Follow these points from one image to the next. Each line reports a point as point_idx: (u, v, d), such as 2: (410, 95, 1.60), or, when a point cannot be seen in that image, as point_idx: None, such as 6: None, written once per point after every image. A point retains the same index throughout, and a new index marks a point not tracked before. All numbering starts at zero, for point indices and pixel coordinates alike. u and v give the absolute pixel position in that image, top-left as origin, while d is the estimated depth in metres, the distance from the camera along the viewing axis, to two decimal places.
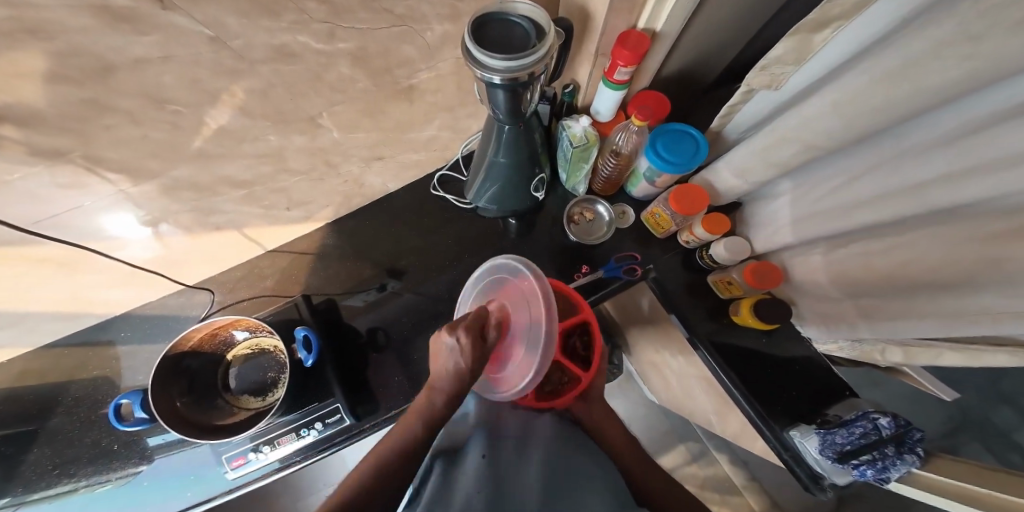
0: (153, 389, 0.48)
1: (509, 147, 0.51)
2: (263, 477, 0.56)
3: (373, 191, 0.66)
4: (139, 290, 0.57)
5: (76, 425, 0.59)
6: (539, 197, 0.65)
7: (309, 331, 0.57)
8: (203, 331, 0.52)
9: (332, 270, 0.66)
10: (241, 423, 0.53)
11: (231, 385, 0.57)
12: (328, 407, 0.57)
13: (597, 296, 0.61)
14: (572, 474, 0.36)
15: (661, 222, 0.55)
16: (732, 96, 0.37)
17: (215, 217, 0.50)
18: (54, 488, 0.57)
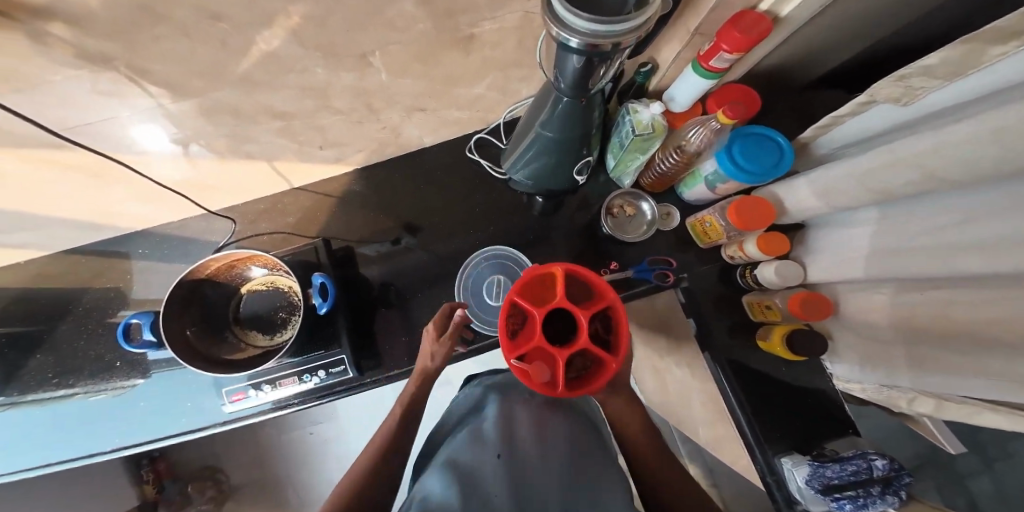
0: (167, 312, 0.47)
1: (564, 120, 0.47)
2: (258, 414, 0.56)
3: (408, 142, 0.62)
4: (163, 209, 0.56)
5: (82, 336, 0.59)
6: (580, 181, 0.61)
7: (327, 278, 0.54)
8: (221, 262, 0.51)
9: (353, 217, 0.64)
10: (250, 360, 0.52)
11: (241, 319, 0.56)
12: (333, 356, 0.55)
13: (622, 295, 0.59)
14: (587, 488, 0.38)
15: (711, 231, 0.52)
16: (845, 105, 0.33)
17: (248, 147, 0.47)
18: (49, 392, 0.58)
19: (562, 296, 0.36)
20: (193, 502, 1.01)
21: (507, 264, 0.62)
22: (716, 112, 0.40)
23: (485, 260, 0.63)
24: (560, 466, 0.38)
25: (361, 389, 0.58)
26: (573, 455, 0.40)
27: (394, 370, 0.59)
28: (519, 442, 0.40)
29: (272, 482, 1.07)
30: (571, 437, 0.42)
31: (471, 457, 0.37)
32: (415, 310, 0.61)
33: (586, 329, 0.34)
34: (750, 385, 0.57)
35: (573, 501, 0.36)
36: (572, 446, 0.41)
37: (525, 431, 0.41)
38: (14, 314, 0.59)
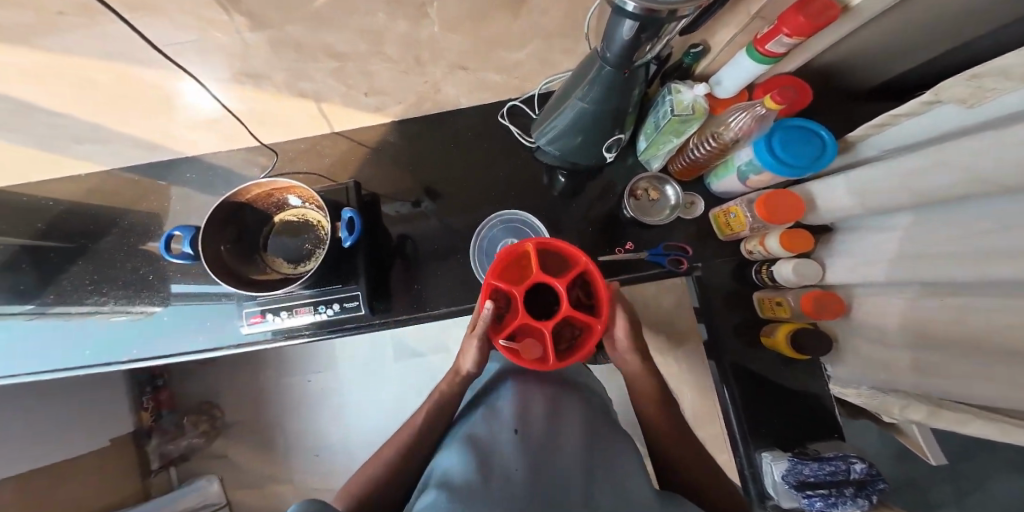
0: (208, 225, 0.48)
1: (603, 92, 0.47)
2: (266, 342, 0.59)
3: (445, 100, 0.63)
4: (212, 139, 0.59)
5: (122, 249, 0.62)
6: (608, 158, 0.62)
7: (355, 213, 0.53)
8: (262, 188, 0.52)
9: (384, 168, 0.66)
10: (274, 282, 0.54)
11: (269, 244, 0.58)
12: (349, 291, 0.57)
13: (634, 275, 0.61)
14: (601, 465, 0.41)
15: (734, 223, 0.53)
16: (904, 103, 0.30)
17: (300, 86, 0.49)
18: (82, 304, 0.61)
19: (537, 274, 0.43)
20: (187, 433, 1.09)
21: (523, 229, 0.65)
22: (763, 98, 0.40)
23: (502, 222, 0.65)
24: (574, 445, 0.42)
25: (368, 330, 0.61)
26: (588, 434, 0.45)
27: (402, 316, 0.62)
28: (534, 423, 0.44)
29: (261, 425, 1.11)
30: (584, 425, 0.46)
31: (490, 438, 0.42)
32: (429, 266, 0.63)
33: (565, 297, 0.42)
34: (745, 383, 0.60)
35: (592, 472, 0.39)
36: (585, 431, 0.45)
37: (539, 411, 0.45)
38: (59, 226, 0.63)
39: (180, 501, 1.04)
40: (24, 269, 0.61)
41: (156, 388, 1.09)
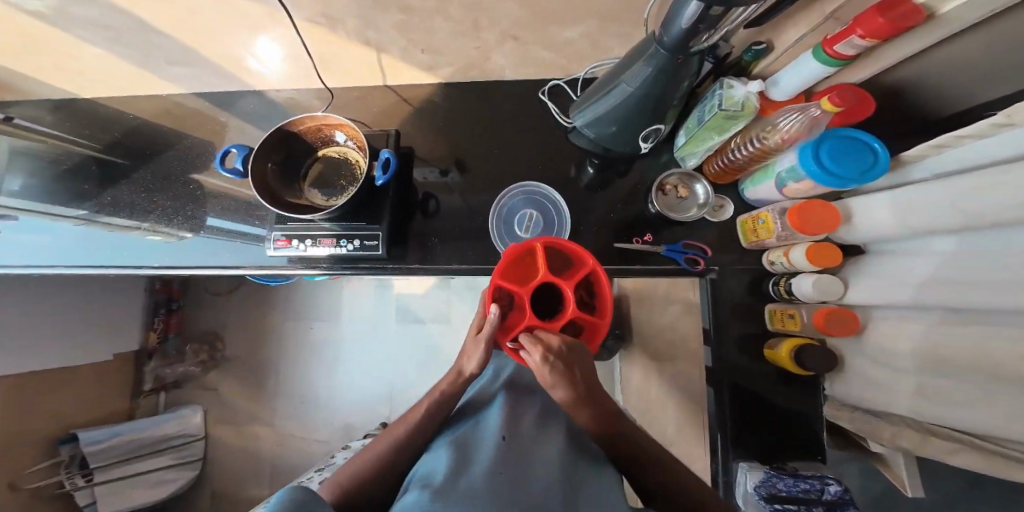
0: (261, 144, 0.56)
1: (650, 77, 0.47)
2: (287, 266, 0.65)
3: (491, 71, 0.71)
4: (287, 74, 0.71)
5: (164, 179, 0.75)
6: (642, 149, 0.62)
7: (391, 154, 0.58)
8: (312, 122, 0.59)
9: (425, 122, 0.75)
10: (305, 206, 0.59)
11: (310, 177, 0.63)
12: (370, 231, 0.61)
13: (648, 267, 0.62)
14: (584, 475, 0.48)
15: (761, 229, 0.53)
16: (972, 124, 0.30)
17: (367, 33, 0.59)
18: (120, 220, 0.73)
19: (545, 278, 0.50)
20: (185, 360, 1.30)
21: (542, 201, 0.68)
22: (820, 99, 0.38)
23: (524, 193, 0.69)
24: (558, 457, 0.48)
25: (382, 270, 0.66)
26: (570, 447, 0.51)
27: (414, 265, 0.67)
28: (522, 438, 0.50)
29: (253, 362, 1.31)
30: (566, 440, 0.52)
31: (481, 449, 0.48)
32: (449, 222, 0.69)
33: (572, 300, 0.49)
34: (738, 395, 0.61)
35: (577, 484, 0.46)
36: (567, 446, 0.51)
37: (525, 420, 0.53)
38: (130, 148, 0.77)
39: (164, 426, 1.21)
40: (93, 175, 0.76)
41: (169, 312, 1.29)
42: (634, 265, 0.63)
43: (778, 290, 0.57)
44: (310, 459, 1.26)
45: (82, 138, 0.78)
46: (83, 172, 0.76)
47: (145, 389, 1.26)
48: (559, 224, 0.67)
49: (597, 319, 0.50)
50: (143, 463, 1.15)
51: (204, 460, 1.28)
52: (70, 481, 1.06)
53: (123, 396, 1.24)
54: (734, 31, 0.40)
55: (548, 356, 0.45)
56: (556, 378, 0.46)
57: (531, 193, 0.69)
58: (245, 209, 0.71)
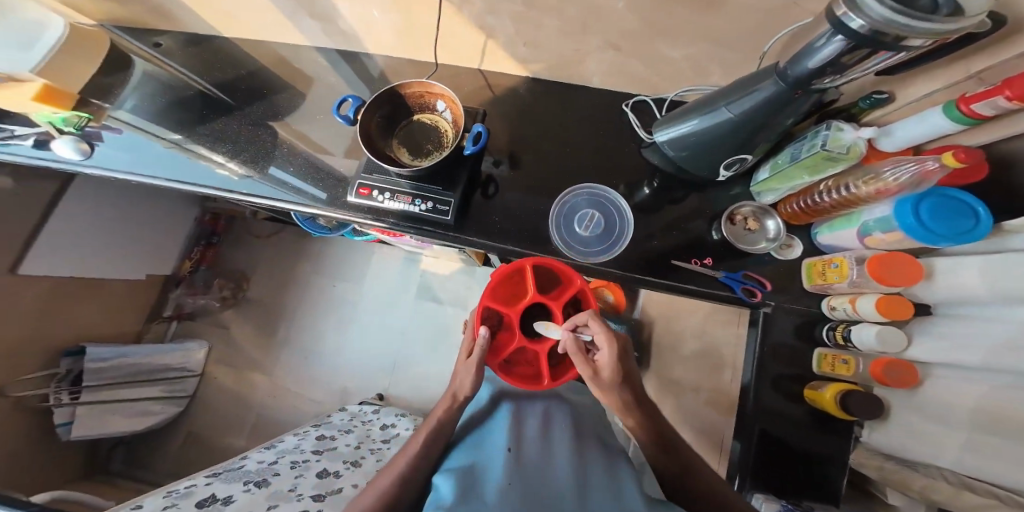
0: (374, 98, 0.66)
1: (757, 109, 0.48)
2: (355, 217, 0.71)
3: (582, 69, 0.70)
4: (398, 44, 0.76)
5: (252, 124, 0.79)
6: (720, 176, 0.64)
7: (482, 129, 0.65)
8: (417, 88, 0.68)
9: (506, 110, 0.77)
10: (397, 161, 0.69)
11: (400, 134, 0.71)
12: (444, 197, 0.69)
13: (702, 289, 0.64)
14: (587, 474, 0.56)
15: (831, 273, 0.56)
16: None
17: (486, 19, 0.66)
18: (199, 148, 0.77)
19: (533, 301, 0.62)
20: (208, 293, 1.37)
21: (606, 205, 0.70)
22: (942, 154, 0.39)
23: (589, 194, 0.70)
24: (561, 461, 0.57)
25: (440, 236, 0.72)
26: (573, 450, 0.59)
27: (473, 238, 0.71)
28: (525, 448, 0.58)
29: (274, 308, 1.40)
30: (569, 446, 0.60)
31: (492, 465, 0.55)
32: (511, 211, 0.71)
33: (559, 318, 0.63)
34: (765, 430, 0.62)
35: (582, 484, 0.54)
36: (569, 450, 0.59)
37: (527, 435, 0.61)
38: (231, 87, 0.82)
39: (168, 356, 1.28)
40: (191, 106, 0.80)
41: (208, 245, 1.37)
42: (691, 284, 0.64)
43: (832, 335, 0.59)
44: (301, 414, 1.34)
45: (193, 71, 0.83)
46: (188, 102, 0.81)
47: (164, 314, 1.34)
48: (625, 230, 0.68)
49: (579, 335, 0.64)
50: (130, 390, 1.19)
51: (190, 399, 1.35)
52: (56, 396, 1.05)
53: (138, 319, 1.28)
54: (864, 76, 0.41)
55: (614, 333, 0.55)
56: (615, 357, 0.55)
57: (598, 193, 0.70)
58: (319, 175, 0.74)
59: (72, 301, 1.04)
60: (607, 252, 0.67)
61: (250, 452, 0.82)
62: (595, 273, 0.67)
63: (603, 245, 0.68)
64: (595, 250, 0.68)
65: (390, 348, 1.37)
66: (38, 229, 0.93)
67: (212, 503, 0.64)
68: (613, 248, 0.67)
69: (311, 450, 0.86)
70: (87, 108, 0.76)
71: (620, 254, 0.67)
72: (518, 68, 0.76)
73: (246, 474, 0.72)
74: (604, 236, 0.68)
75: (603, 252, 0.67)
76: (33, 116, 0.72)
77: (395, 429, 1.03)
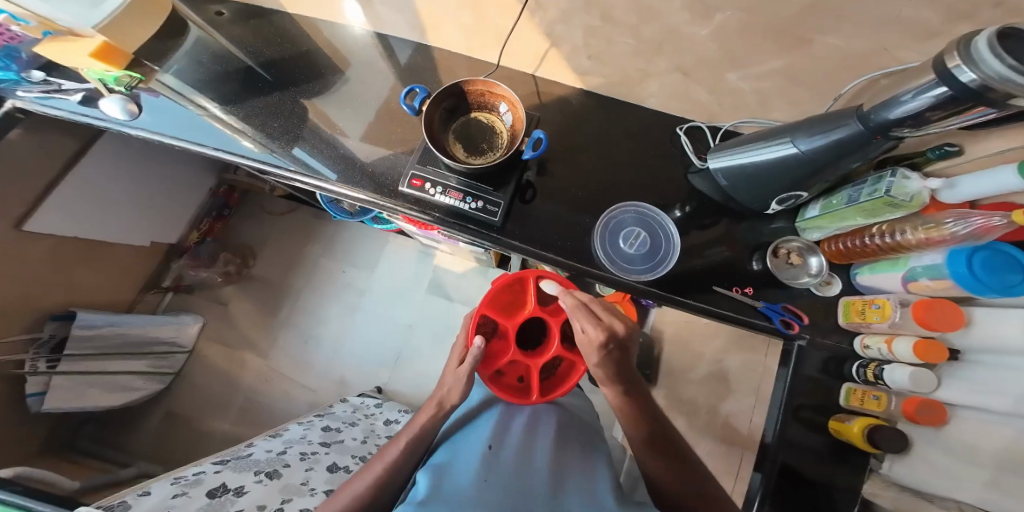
0: (441, 91, 0.67)
1: (826, 149, 0.49)
2: (401, 208, 0.72)
3: (641, 92, 0.72)
4: (460, 36, 0.78)
5: (297, 105, 0.79)
6: (770, 210, 0.66)
7: (543, 135, 0.64)
8: (480, 86, 0.69)
9: (561, 117, 0.76)
10: (453, 156, 0.69)
11: (456, 131, 0.72)
12: (494, 199, 0.70)
13: (743, 317, 0.66)
14: (563, 472, 0.58)
15: (871, 313, 0.59)
16: None
17: (555, 27, 0.71)
18: (235, 120, 0.76)
19: (533, 312, 0.72)
20: (212, 267, 1.35)
21: (653, 224, 0.70)
22: (1010, 212, 0.42)
23: (637, 212, 0.71)
24: (541, 458, 0.59)
25: (482, 237, 0.71)
26: (553, 450, 0.62)
27: (517, 243, 0.71)
28: (504, 443, 0.61)
29: (280, 287, 1.40)
30: (549, 447, 0.63)
31: (471, 459, 0.57)
32: (558, 220, 0.72)
33: (555, 333, 0.72)
34: (788, 459, 0.64)
35: (560, 482, 0.56)
36: (549, 448, 0.62)
37: (510, 435, 0.63)
38: (280, 67, 0.81)
39: (163, 328, 1.25)
40: (237, 81, 0.79)
41: (218, 216, 1.36)
42: (732, 311, 0.66)
43: (863, 371, 0.62)
44: (292, 402, 1.30)
45: (245, 47, 0.82)
46: (234, 75, 0.80)
47: (162, 285, 1.30)
48: (670, 252, 0.69)
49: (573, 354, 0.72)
50: (114, 362, 1.13)
51: (175, 376, 1.30)
52: (33, 363, 0.97)
53: (134, 289, 1.22)
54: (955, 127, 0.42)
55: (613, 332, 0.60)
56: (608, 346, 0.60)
57: (646, 211, 0.71)
58: (355, 166, 0.74)
59: (70, 263, 0.98)
60: (652, 271, 0.68)
61: (254, 440, 0.79)
62: (638, 291, 0.68)
63: (647, 265, 0.69)
64: (638, 269, 0.69)
65: (394, 341, 1.36)
66: (51, 186, 0.87)
67: (224, 493, 0.60)
68: (658, 268, 0.68)
69: (319, 441, 0.83)
70: (138, 70, 0.75)
71: (664, 275, 0.68)
72: (574, 80, 0.75)
73: (257, 464, 0.69)
74: (649, 257, 0.69)
75: (647, 271, 0.68)
76: (84, 73, 0.71)
77: (398, 425, 1.00)
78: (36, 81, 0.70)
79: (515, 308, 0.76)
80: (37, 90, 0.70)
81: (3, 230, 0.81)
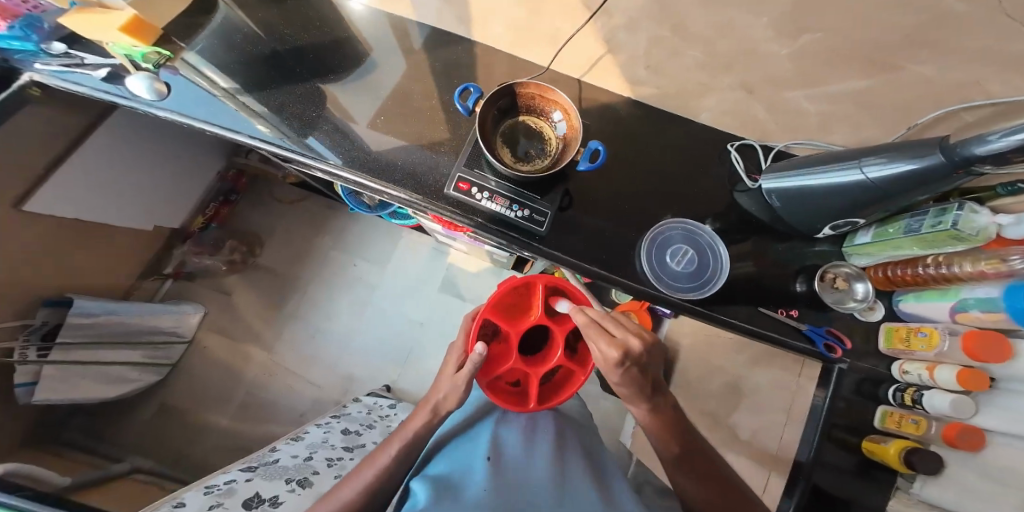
0: (495, 92, 0.64)
1: (901, 178, 0.47)
2: (441, 211, 0.70)
3: (693, 106, 0.72)
4: (508, 35, 0.76)
5: (330, 96, 0.76)
6: (821, 232, 0.66)
7: (600, 147, 0.62)
8: (534, 89, 0.66)
9: (609, 126, 0.75)
10: (502, 160, 0.67)
11: (503, 135, 0.69)
12: (541, 208, 0.69)
13: (786, 339, 0.67)
14: (567, 477, 0.57)
15: (916, 342, 0.62)
16: None
17: (616, 34, 0.70)
18: (255, 103, 0.73)
19: (537, 319, 0.67)
20: (214, 255, 1.31)
21: (700, 241, 0.70)
22: None
23: (684, 228, 0.71)
24: (544, 465, 0.58)
25: (524, 245, 0.70)
26: (556, 456, 0.61)
27: (560, 253, 0.70)
28: (504, 455, 0.59)
29: (287, 279, 1.35)
30: (551, 453, 0.61)
31: (471, 471, 0.55)
32: (603, 231, 0.71)
33: (560, 344, 0.67)
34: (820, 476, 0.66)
35: (564, 486, 0.55)
36: (552, 454, 0.61)
37: (509, 448, 0.61)
38: (315, 56, 0.78)
39: (161, 317, 1.19)
40: (269, 67, 0.76)
41: (224, 202, 1.31)
42: (778, 333, 0.67)
43: (901, 396, 0.64)
44: (296, 398, 1.27)
45: (276, 30, 0.78)
46: (269, 58, 0.77)
47: (163, 272, 1.26)
48: (719, 271, 0.69)
49: (577, 367, 0.68)
50: (109, 352, 1.06)
51: (173, 367, 1.24)
52: (23, 352, 0.88)
53: (132, 274, 1.16)
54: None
55: (629, 356, 0.56)
56: (627, 368, 0.57)
57: (691, 227, 0.71)
58: (390, 165, 0.72)
59: (68, 246, 0.91)
60: (698, 291, 0.68)
61: (277, 444, 0.78)
62: (680, 308, 0.67)
63: (693, 284, 0.68)
64: (682, 287, 0.68)
65: (404, 339, 1.33)
66: (55, 164, 0.80)
67: (259, 504, 0.58)
68: (704, 288, 0.68)
69: (342, 446, 0.81)
70: (165, 46, 0.72)
71: (710, 295, 0.68)
72: (625, 88, 0.74)
73: (287, 471, 0.67)
74: (696, 277, 0.69)
75: (693, 290, 0.68)
76: (110, 48, 0.66)
77: None
78: (57, 54, 0.65)
79: (519, 313, 0.71)
80: (56, 63, 0.65)
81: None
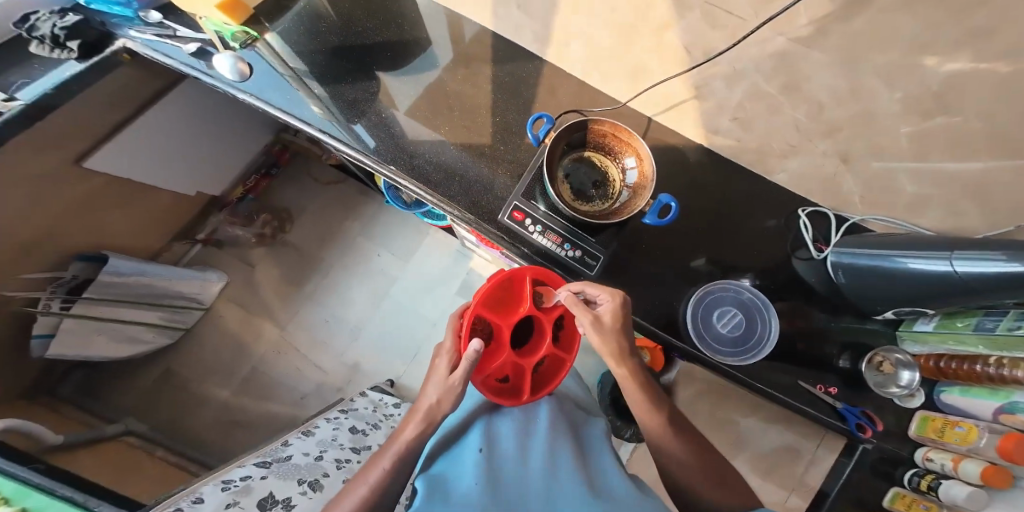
0: (568, 127, 0.64)
1: (994, 275, 0.44)
2: (491, 232, 0.70)
3: (764, 164, 0.71)
4: (593, 62, 0.75)
5: (399, 99, 0.76)
6: (884, 313, 0.66)
7: (670, 201, 0.61)
8: (609, 129, 0.65)
9: (677, 169, 0.74)
10: (565, 196, 0.66)
11: (567, 169, 0.68)
12: (595, 252, 0.69)
13: (818, 414, 0.68)
14: (561, 453, 0.54)
15: (948, 435, 0.60)
16: None
17: (702, 81, 0.70)
18: (318, 88, 0.75)
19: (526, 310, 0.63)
20: (250, 225, 1.32)
21: (749, 303, 0.69)
22: None
23: (733, 290, 0.70)
24: (536, 447, 0.55)
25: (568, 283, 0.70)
26: (550, 433, 0.58)
27: None
28: (497, 445, 0.56)
29: (310, 258, 1.35)
30: (546, 432, 0.58)
31: (463, 466, 0.52)
32: (653, 275, 0.71)
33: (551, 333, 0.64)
34: None
35: (557, 458, 0.53)
36: (546, 434, 0.58)
37: (505, 441, 0.57)
38: (393, 59, 0.79)
39: (181, 282, 1.18)
40: (344, 61, 0.77)
41: (265, 175, 1.31)
42: (812, 408, 0.68)
43: (916, 480, 0.63)
44: (302, 379, 1.26)
45: (355, 25, 0.79)
46: (348, 51, 0.78)
47: (194, 236, 1.25)
48: (763, 332, 0.69)
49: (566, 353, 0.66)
50: (130, 311, 1.05)
51: (186, 331, 1.24)
52: (47, 303, 0.86)
53: (164, 236, 1.16)
54: None
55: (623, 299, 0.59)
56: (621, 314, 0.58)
57: (738, 285, 0.70)
58: (441, 174, 0.72)
59: (110, 204, 0.90)
60: (740, 356, 0.68)
61: (289, 438, 0.78)
62: (717, 370, 0.68)
63: (736, 349, 0.69)
64: (721, 352, 0.69)
65: (416, 335, 1.32)
66: (118, 124, 0.79)
67: (273, 505, 0.58)
68: (743, 353, 0.68)
69: (350, 446, 0.80)
70: (253, 26, 0.76)
71: (750, 362, 0.68)
72: (700, 135, 0.73)
73: (299, 470, 0.67)
74: (742, 340, 0.69)
75: (734, 355, 0.69)
76: (204, 23, 0.71)
77: None
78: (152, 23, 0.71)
79: (508, 304, 0.66)
80: (150, 32, 0.70)
81: (58, 166, 0.73)
